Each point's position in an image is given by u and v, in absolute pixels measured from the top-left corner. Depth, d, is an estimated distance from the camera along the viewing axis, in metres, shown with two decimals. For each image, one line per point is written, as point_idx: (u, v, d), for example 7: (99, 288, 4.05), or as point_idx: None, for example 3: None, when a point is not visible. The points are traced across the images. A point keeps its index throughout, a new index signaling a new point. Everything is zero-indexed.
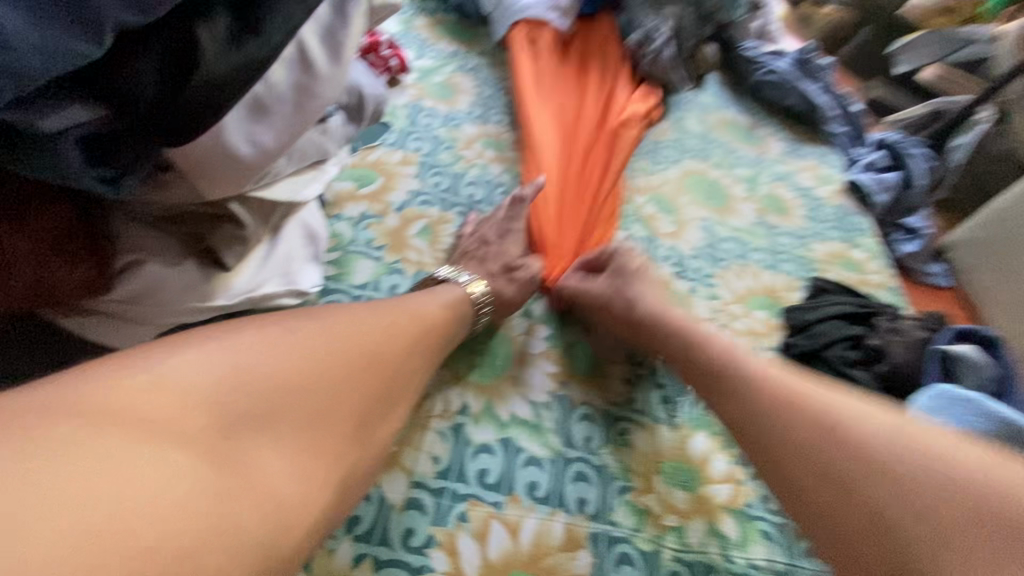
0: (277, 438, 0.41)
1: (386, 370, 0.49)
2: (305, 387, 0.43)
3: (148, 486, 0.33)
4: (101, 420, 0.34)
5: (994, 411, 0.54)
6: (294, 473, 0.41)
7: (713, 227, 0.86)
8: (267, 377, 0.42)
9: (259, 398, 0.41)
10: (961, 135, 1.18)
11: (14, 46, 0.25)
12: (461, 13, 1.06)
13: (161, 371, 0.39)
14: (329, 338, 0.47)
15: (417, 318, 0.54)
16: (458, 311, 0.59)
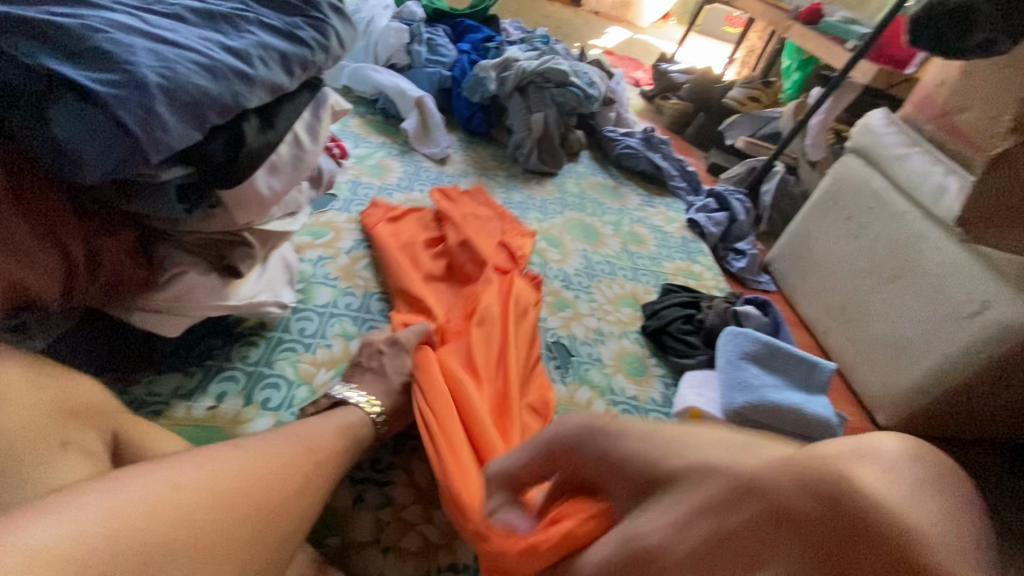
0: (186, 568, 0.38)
1: (296, 484, 0.49)
2: (199, 523, 0.40)
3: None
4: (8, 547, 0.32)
5: (759, 337, 0.82)
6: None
7: (590, 255, 1.16)
8: (163, 514, 0.39)
9: (149, 542, 0.37)
10: (766, 183, 1.61)
11: (167, 131, 0.44)
12: (386, 116, 1.37)
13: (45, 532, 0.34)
14: (221, 475, 0.44)
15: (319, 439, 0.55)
16: (355, 431, 0.61)
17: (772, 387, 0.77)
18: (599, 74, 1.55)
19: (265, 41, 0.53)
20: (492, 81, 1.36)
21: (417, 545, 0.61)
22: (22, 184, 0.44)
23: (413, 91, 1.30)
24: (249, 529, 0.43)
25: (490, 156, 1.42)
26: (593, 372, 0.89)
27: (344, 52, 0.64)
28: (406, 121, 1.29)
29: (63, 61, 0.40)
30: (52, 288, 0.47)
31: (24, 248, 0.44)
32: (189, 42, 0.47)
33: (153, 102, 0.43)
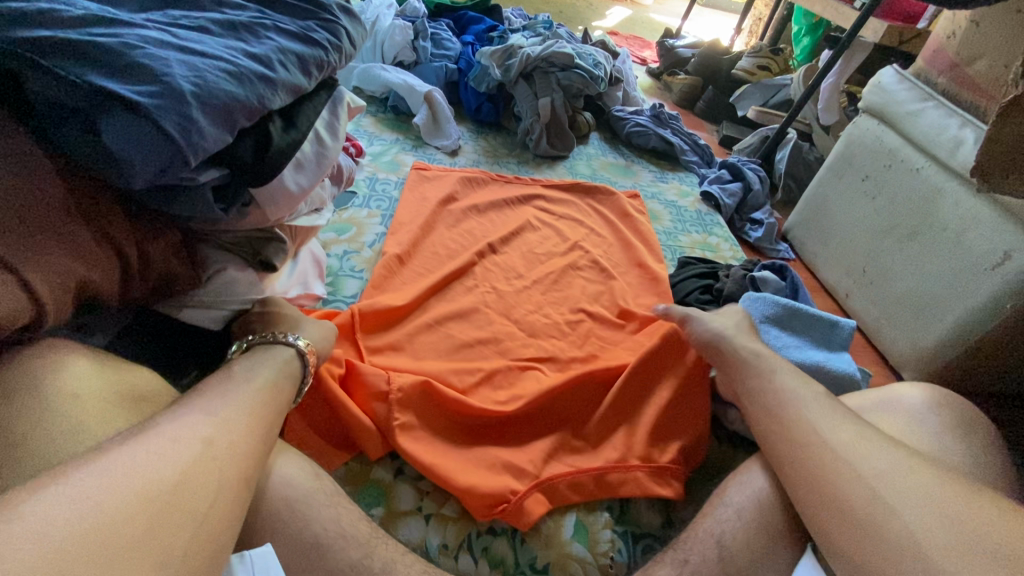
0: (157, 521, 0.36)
1: (171, 498, 0.38)
2: (180, 480, 0.39)
3: (152, 468, 0.38)
4: (156, 497, 0.37)
5: (779, 299, 0.83)
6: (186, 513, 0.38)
7: (678, 209, 1.34)
8: (136, 492, 0.36)
9: (145, 511, 0.36)
10: (780, 151, 1.61)
11: (205, 136, 0.48)
12: (396, 112, 1.43)
13: (116, 469, 0.37)
14: (165, 466, 0.39)
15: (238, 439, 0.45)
16: (281, 386, 0.55)
17: (793, 348, 0.78)
18: (603, 54, 1.56)
19: (284, 46, 0.57)
20: (497, 69, 1.40)
21: (457, 511, 0.64)
22: (79, 194, 0.48)
23: (422, 87, 1.35)
24: (182, 515, 0.38)
25: (501, 144, 1.45)
26: None
27: (356, 51, 0.67)
28: (417, 116, 1.34)
29: (110, 77, 0.44)
30: (113, 284, 0.51)
31: (89, 249, 0.48)
32: (216, 51, 0.51)
33: (189, 109, 0.47)
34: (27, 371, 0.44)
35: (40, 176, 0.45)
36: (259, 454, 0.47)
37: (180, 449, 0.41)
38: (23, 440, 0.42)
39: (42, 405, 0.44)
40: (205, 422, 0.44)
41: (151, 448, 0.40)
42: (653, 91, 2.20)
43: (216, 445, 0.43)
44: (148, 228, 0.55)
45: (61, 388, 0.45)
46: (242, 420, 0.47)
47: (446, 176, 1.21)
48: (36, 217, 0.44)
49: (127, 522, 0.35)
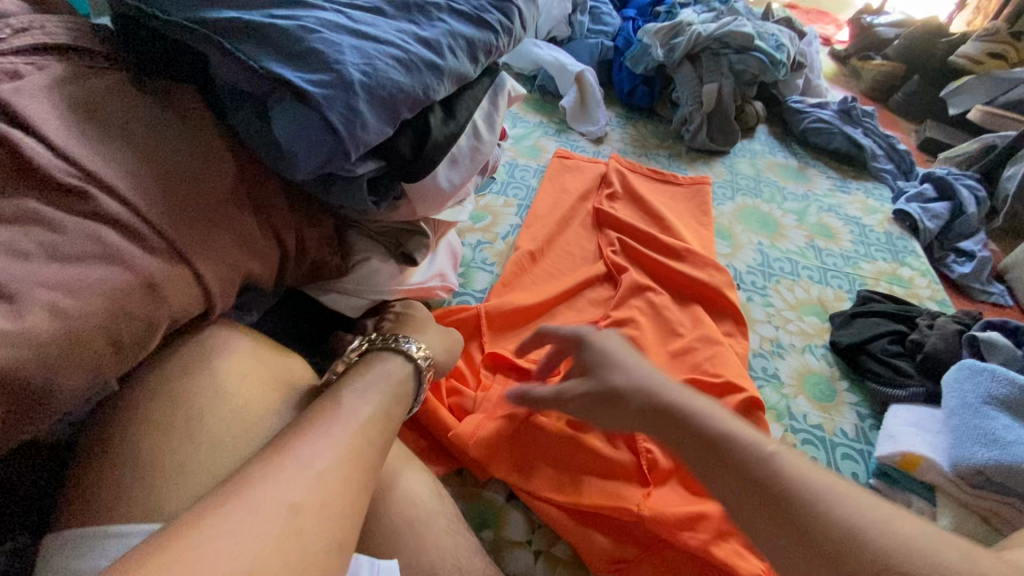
0: (253, 515, 0.39)
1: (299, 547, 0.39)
2: (314, 501, 0.42)
3: (271, 499, 0.40)
4: (288, 534, 0.39)
5: (1011, 376, 0.63)
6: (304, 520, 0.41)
7: (862, 225, 1.13)
8: (276, 524, 0.39)
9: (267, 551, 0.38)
10: (1010, 167, 1.27)
11: (364, 127, 0.44)
12: (543, 91, 1.36)
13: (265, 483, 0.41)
14: (303, 478, 0.43)
15: (359, 437, 0.48)
16: (392, 388, 0.55)
17: None
18: (788, 35, 1.34)
19: (454, 29, 0.51)
20: (660, 48, 1.25)
21: (568, 554, 0.59)
22: (249, 181, 0.50)
23: (574, 66, 1.26)
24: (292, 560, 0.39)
25: (652, 133, 1.31)
26: (769, 390, 0.78)
27: (526, 33, 0.60)
28: (565, 98, 1.26)
29: (284, 62, 0.43)
30: (268, 272, 0.51)
31: (255, 240, 0.49)
32: (388, 36, 0.47)
33: (355, 100, 0.43)
34: (193, 351, 0.49)
35: (217, 167, 0.47)
36: (360, 483, 0.46)
37: (305, 480, 0.42)
38: (200, 415, 0.47)
39: (213, 384, 0.48)
40: (317, 460, 0.44)
41: (277, 514, 0.40)
42: (839, 77, 1.87)
43: (336, 476, 0.44)
44: (309, 217, 0.56)
45: (229, 375, 0.49)
46: (355, 454, 0.47)
47: (589, 166, 1.12)
48: (208, 204, 0.45)
49: (273, 555, 0.38)
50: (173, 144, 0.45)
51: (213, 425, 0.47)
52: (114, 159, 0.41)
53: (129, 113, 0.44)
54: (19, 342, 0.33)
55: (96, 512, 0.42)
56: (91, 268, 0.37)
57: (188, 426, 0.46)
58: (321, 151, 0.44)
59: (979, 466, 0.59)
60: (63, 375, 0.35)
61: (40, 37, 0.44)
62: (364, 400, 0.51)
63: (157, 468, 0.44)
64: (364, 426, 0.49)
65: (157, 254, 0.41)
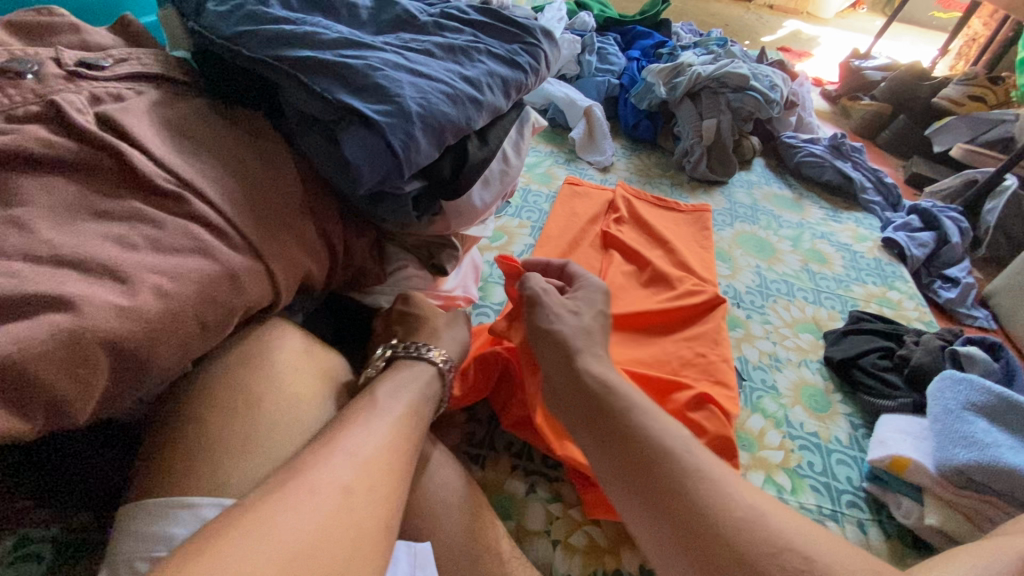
0: (302, 503, 0.40)
1: (345, 534, 0.40)
2: (360, 491, 0.43)
3: (321, 486, 0.42)
4: (335, 519, 0.40)
5: (988, 385, 0.69)
6: (350, 507, 0.42)
7: (853, 251, 1.20)
8: (322, 511, 0.40)
9: (313, 536, 0.39)
10: (990, 201, 1.36)
11: (416, 152, 0.51)
12: (553, 124, 1.46)
13: (312, 474, 0.42)
14: (346, 470, 0.44)
15: (397, 432, 0.49)
16: (423, 386, 0.57)
17: (1009, 448, 0.64)
18: (781, 76, 1.44)
19: (492, 69, 0.60)
20: (662, 87, 1.36)
21: (584, 544, 0.63)
22: (311, 192, 0.56)
23: (583, 101, 1.35)
24: (339, 545, 0.39)
25: (655, 164, 1.40)
26: (767, 400, 0.83)
27: (550, 73, 0.68)
28: (574, 130, 1.35)
29: (352, 94, 0.50)
30: (322, 275, 0.58)
31: (312, 246, 0.54)
32: (438, 74, 0.55)
33: (413, 128, 0.50)
34: (252, 345, 0.51)
35: (286, 178, 0.53)
36: (402, 472, 0.47)
37: (352, 470, 0.44)
38: (256, 404, 0.48)
39: (269, 375, 0.50)
40: (360, 452, 0.46)
41: (323, 500, 0.41)
42: (829, 116, 1.99)
43: (376, 466, 0.45)
44: (357, 226, 0.62)
45: (284, 367, 0.51)
46: (396, 448, 0.48)
47: (597, 192, 1.20)
48: (276, 210, 0.51)
49: (323, 538, 0.39)
50: (248, 159, 0.51)
51: (272, 411, 0.48)
52: (203, 170, 0.47)
53: (211, 133, 0.51)
54: (132, 315, 0.37)
55: (163, 488, 0.42)
56: (187, 259, 0.42)
57: (248, 411, 0.47)
58: (378, 165, 0.51)
59: (960, 466, 0.64)
60: (161, 349, 0.40)
61: (136, 67, 0.52)
62: (399, 396, 0.53)
63: (221, 449, 0.45)
64: (402, 420, 0.51)
65: (237, 249, 0.46)
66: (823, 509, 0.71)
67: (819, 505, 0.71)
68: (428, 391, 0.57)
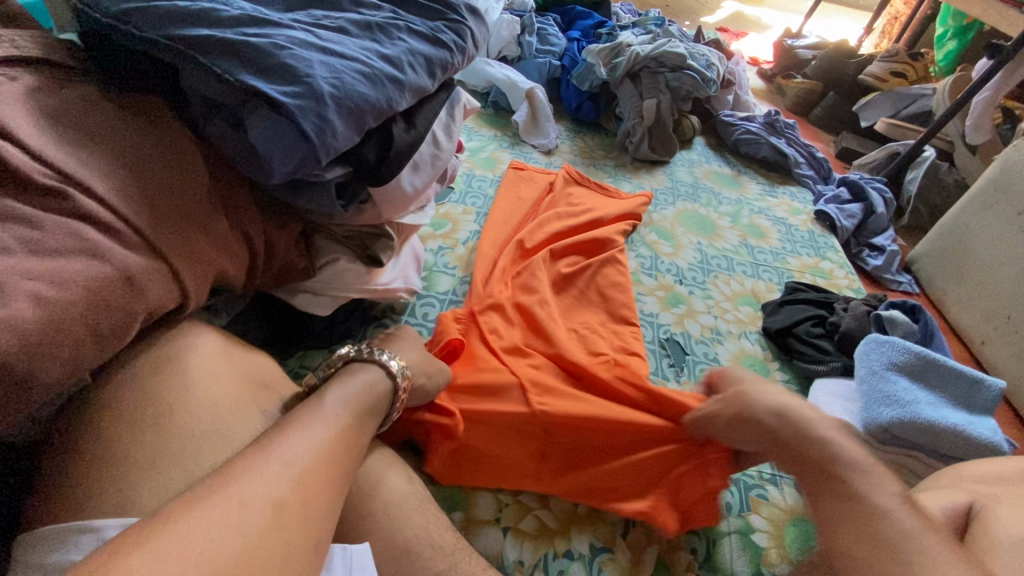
0: (222, 524, 0.36)
1: (268, 556, 0.37)
2: (289, 510, 0.39)
3: (243, 504, 0.37)
4: (255, 543, 0.36)
5: (908, 346, 0.73)
6: (275, 529, 0.38)
7: (788, 224, 1.25)
8: (242, 534, 0.36)
9: (229, 562, 0.35)
10: (912, 171, 1.43)
11: (331, 138, 0.49)
12: (496, 107, 1.44)
13: (239, 489, 0.38)
14: (276, 486, 0.40)
15: (339, 445, 0.46)
16: (373, 391, 0.54)
17: (926, 404, 0.68)
18: (717, 55, 1.46)
19: (414, 48, 0.57)
20: (602, 67, 1.35)
21: (534, 528, 0.63)
22: (222, 184, 0.52)
23: (524, 83, 1.34)
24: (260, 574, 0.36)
25: (599, 146, 1.40)
26: (710, 373, 0.86)
27: (478, 52, 0.66)
28: (517, 113, 1.33)
29: (256, 76, 0.47)
30: (242, 274, 0.54)
31: (226, 241, 0.51)
32: (353, 53, 0.52)
33: (326, 111, 0.48)
34: (157, 349, 0.47)
35: (194, 172, 0.49)
36: (342, 482, 0.44)
37: (283, 487, 0.40)
38: (171, 412, 0.45)
39: (183, 380, 0.46)
40: (295, 467, 0.41)
41: (247, 519, 0.37)
42: (766, 94, 2.05)
43: (314, 480, 0.42)
44: (280, 220, 0.59)
45: (201, 369, 0.48)
46: (334, 464, 0.45)
47: (542, 176, 1.19)
48: (180, 206, 0.47)
49: (240, 562, 0.35)
50: (145, 153, 0.47)
51: (185, 420, 0.45)
52: (89, 161, 0.43)
53: (102, 118, 0.46)
54: (8, 326, 0.33)
55: (61, 511, 0.39)
56: (72, 262, 0.38)
57: (161, 421, 0.44)
58: (291, 151, 0.48)
59: (885, 424, 0.67)
60: (44, 363, 0.36)
61: (6, 50, 0.45)
62: (342, 404, 0.50)
63: (126, 466, 0.41)
64: (347, 433, 0.48)
65: (133, 248, 0.42)
66: (762, 475, 0.73)
67: (759, 472, 0.73)
68: (376, 398, 0.54)
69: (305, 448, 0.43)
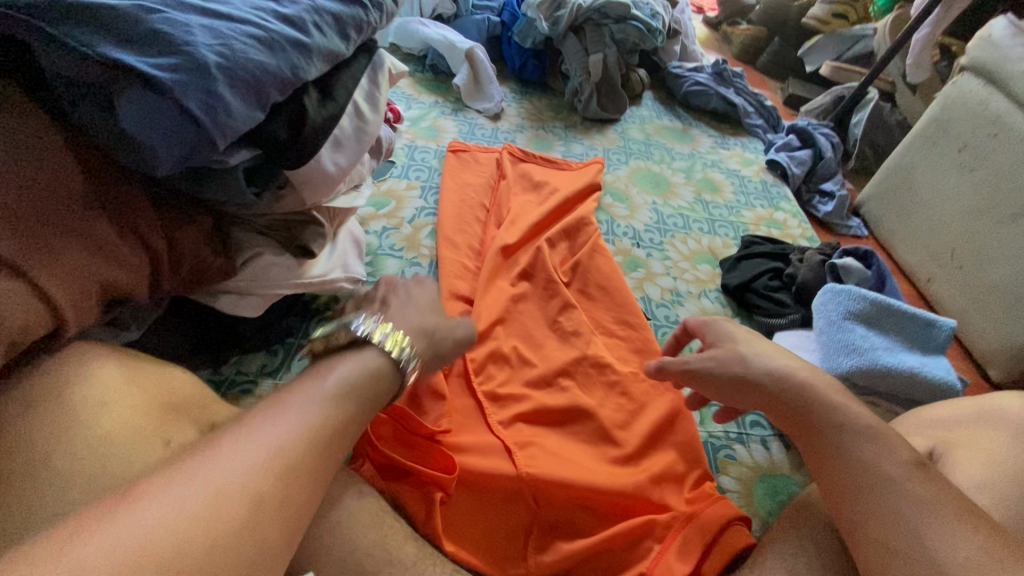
0: (179, 501, 0.32)
1: (227, 544, 0.32)
2: (260, 489, 0.34)
3: (205, 482, 0.33)
4: (207, 530, 0.31)
5: (865, 294, 0.72)
6: (239, 511, 0.33)
7: (740, 175, 1.23)
8: (198, 516, 0.31)
9: (179, 547, 0.30)
10: (858, 112, 1.43)
11: (228, 115, 0.42)
12: (434, 71, 1.34)
13: (201, 466, 0.34)
14: (248, 463, 0.35)
15: (336, 427, 0.40)
16: (383, 374, 0.46)
17: (884, 350, 0.68)
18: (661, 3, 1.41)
19: (318, 5, 0.49)
20: (544, 21, 1.27)
21: None
22: (98, 179, 0.43)
23: (463, 43, 1.25)
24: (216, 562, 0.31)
25: (546, 106, 1.34)
26: (672, 336, 0.84)
27: (398, 8, 0.59)
28: (457, 76, 1.25)
29: (122, 48, 0.38)
30: (139, 281, 0.47)
31: (104, 245, 0.43)
32: (243, 14, 0.44)
33: (214, 85, 0.41)
34: (41, 378, 0.41)
35: (51, 165, 0.40)
36: (330, 459, 0.39)
37: (255, 463, 0.35)
38: (47, 458, 0.38)
39: (61, 417, 0.40)
40: (272, 445, 0.36)
41: (204, 500, 0.32)
42: (712, 43, 2.01)
43: (297, 454, 0.37)
44: (186, 214, 0.51)
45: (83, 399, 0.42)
46: (324, 444, 0.39)
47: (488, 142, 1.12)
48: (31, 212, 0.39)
49: (190, 547, 0.30)
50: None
51: (65, 463, 0.39)
52: None
53: None
54: None
55: None
56: None
57: (29, 468, 0.38)
58: (174, 138, 0.41)
59: (846, 374, 0.67)
60: None
61: None
62: (341, 382, 0.43)
63: (4, 531, 0.35)
64: (353, 415, 0.42)
65: None
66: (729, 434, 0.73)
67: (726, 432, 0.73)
68: (385, 378, 0.46)
69: (289, 425, 0.38)
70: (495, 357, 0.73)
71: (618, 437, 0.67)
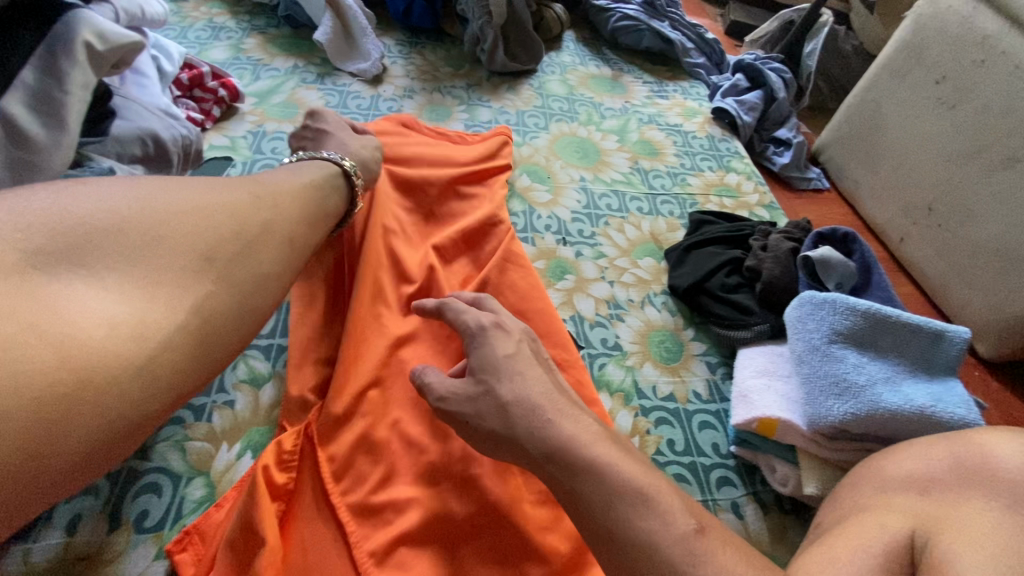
0: (86, 305, 0.31)
1: (124, 365, 0.31)
2: (171, 310, 0.34)
3: (92, 306, 0.31)
4: (96, 357, 0.30)
5: (853, 303, 0.55)
6: (126, 331, 0.32)
7: (682, 131, 1.02)
8: (80, 342, 0.30)
9: (59, 380, 0.28)
10: (810, 42, 1.21)
11: None
12: (293, 24, 1.04)
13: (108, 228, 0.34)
14: (167, 241, 0.36)
15: (258, 219, 0.43)
16: (314, 192, 0.51)
17: (883, 383, 0.52)
18: None
19: None
20: None
21: None
22: None
23: None
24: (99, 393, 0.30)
25: (443, 60, 1.06)
26: (612, 368, 0.65)
27: None
28: (318, 29, 0.95)
29: None
30: None
31: None
32: None
33: None
34: None
35: None
36: (258, 290, 0.40)
37: (170, 252, 0.36)
38: None
39: None
40: (187, 263, 0.36)
41: (88, 321, 0.30)
42: None
43: (229, 264, 0.39)
44: None
45: None
46: (228, 250, 0.39)
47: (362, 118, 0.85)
48: None
49: (68, 375, 0.29)
50: None
51: None
52: None
53: None
54: None
55: None
56: None
57: None
58: None
59: (838, 424, 0.50)
60: None
61: None
62: (240, 191, 0.43)
63: None
64: (260, 224, 0.42)
65: None
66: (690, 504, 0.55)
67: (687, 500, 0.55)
68: (303, 210, 0.48)
69: (204, 214, 0.39)
70: (366, 444, 0.51)
71: (542, 549, 0.48)
